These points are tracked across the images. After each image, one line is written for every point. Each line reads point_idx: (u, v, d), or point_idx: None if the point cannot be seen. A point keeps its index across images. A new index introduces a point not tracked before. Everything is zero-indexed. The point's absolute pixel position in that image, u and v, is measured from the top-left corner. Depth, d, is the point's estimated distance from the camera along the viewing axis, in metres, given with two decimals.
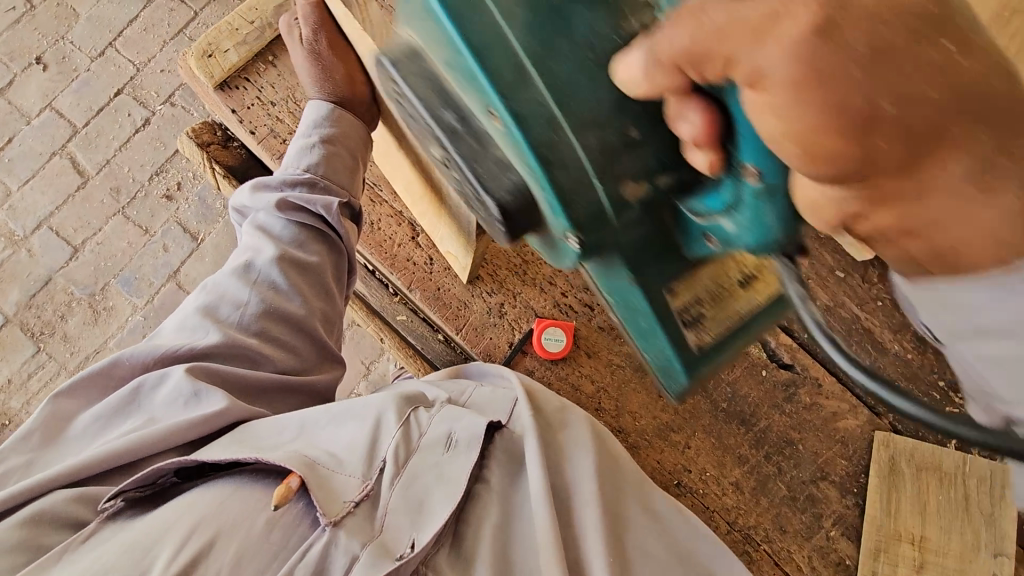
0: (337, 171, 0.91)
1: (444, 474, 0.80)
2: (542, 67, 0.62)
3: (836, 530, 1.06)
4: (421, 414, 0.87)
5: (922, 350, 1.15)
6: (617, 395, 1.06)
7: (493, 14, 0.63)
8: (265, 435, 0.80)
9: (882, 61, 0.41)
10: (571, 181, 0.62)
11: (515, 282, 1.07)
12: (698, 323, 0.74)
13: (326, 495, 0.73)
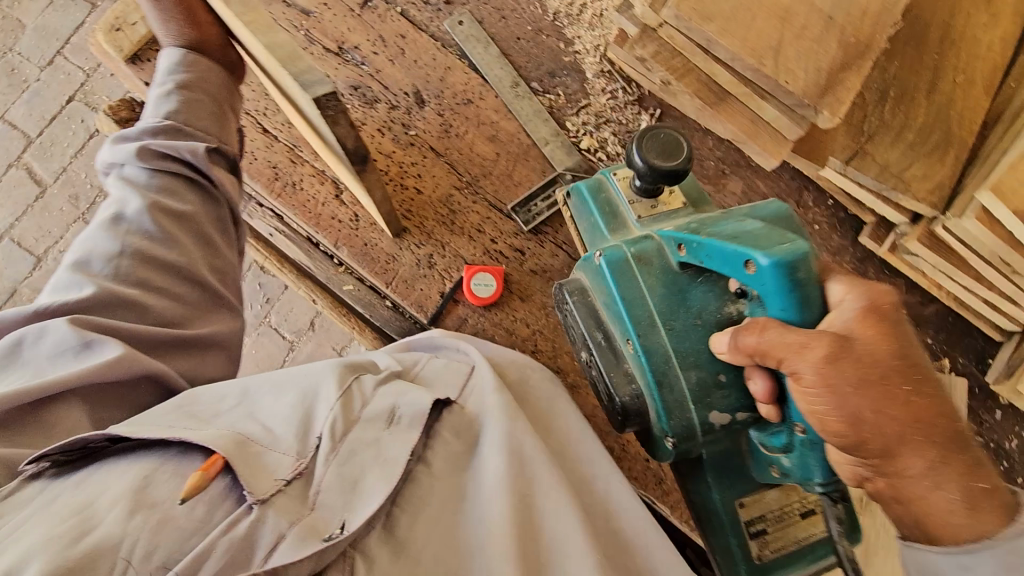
0: (199, 121, 0.87)
1: (382, 451, 0.62)
2: (668, 321, 0.74)
3: None
4: (366, 381, 0.68)
5: (861, 271, 1.15)
6: (554, 336, 1.05)
7: (641, 278, 0.76)
8: (208, 398, 0.65)
9: (873, 390, 0.58)
10: (675, 401, 0.72)
11: (444, 233, 1.07)
12: (761, 536, 0.79)
13: (249, 476, 0.56)
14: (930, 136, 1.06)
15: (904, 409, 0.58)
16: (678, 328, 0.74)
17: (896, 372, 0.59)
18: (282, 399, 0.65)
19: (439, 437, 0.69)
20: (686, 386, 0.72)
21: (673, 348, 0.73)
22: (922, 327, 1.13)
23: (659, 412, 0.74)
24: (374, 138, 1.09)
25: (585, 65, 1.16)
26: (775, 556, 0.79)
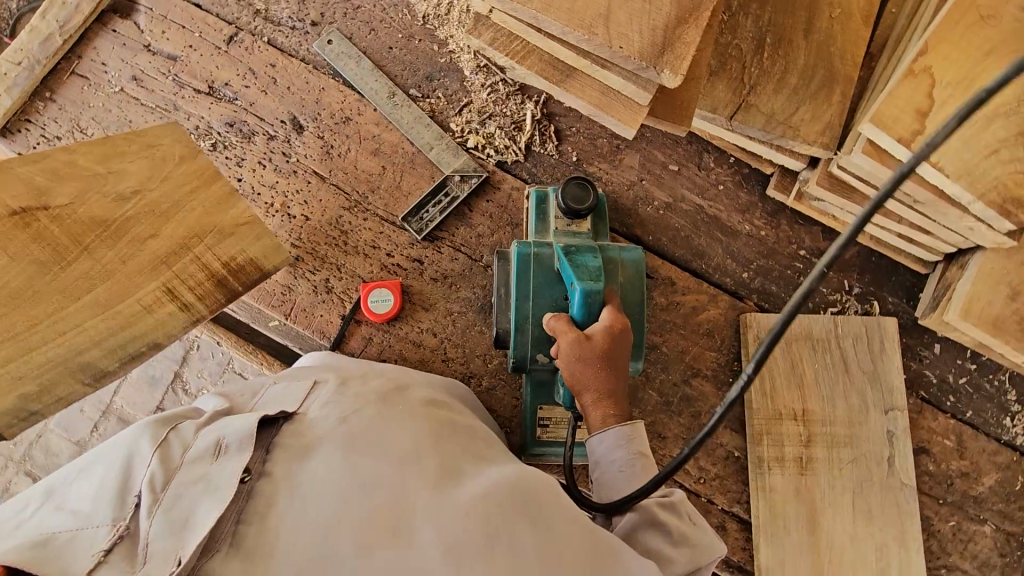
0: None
1: (213, 479, 0.57)
2: (545, 296, 0.91)
3: (718, 424, 1.03)
4: (185, 428, 0.62)
5: (774, 225, 1.11)
6: (462, 341, 1.04)
7: (541, 261, 0.92)
8: (3, 516, 0.56)
9: (586, 357, 0.80)
10: (522, 341, 0.91)
11: (338, 256, 1.06)
12: (545, 424, 0.98)
13: (58, 562, 0.49)
14: (814, 77, 1.01)
15: (600, 370, 0.81)
16: (546, 303, 0.91)
17: (611, 358, 0.81)
18: (92, 478, 0.58)
19: (280, 445, 0.65)
20: (531, 336, 0.91)
21: (535, 313, 0.91)
22: (845, 273, 1.08)
23: (512, 344, 0.93)
24: (256, 172, 1.09)
25: (462, 63, 1.13)
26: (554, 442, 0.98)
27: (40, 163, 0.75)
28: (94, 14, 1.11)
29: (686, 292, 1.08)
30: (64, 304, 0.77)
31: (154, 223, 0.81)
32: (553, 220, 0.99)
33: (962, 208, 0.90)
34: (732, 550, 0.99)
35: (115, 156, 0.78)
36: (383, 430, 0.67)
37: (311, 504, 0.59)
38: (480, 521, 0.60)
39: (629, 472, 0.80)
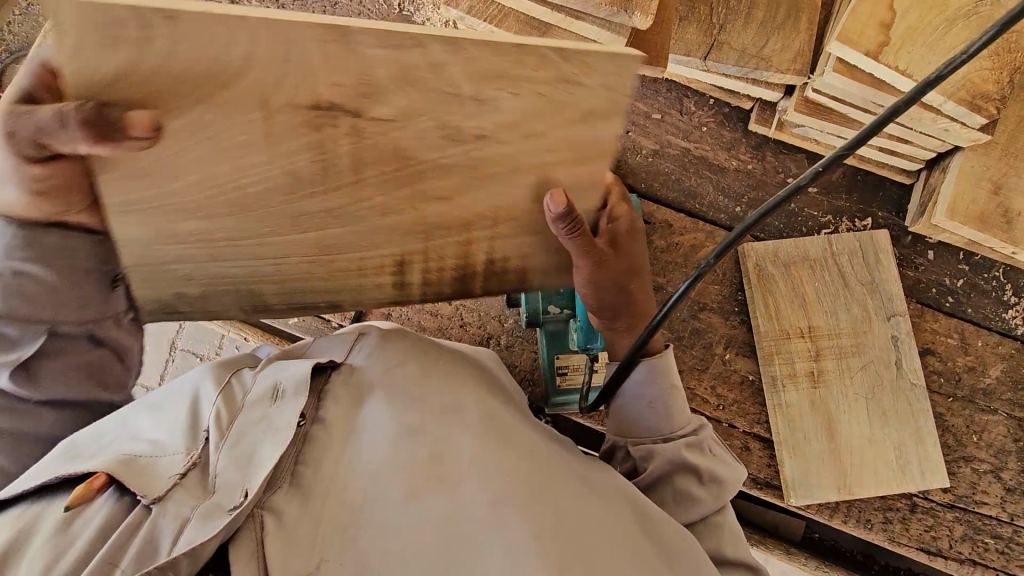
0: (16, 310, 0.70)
1: (276, 420, 0.65)
2: None
3: (730, 352, 1.07)
4: (245, 376, 0.72)
5: (759, 157, 1.15)
6: (476, 305, 1.08)
7: None
8: (87, 438, 0.67)
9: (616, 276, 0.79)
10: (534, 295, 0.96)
11: None
12: (563, 371, 1.02)
13: (142, 483, 0.59)
14: (779, 8, 1.05)
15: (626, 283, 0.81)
16: None
17: (630, 263, 0.82)
18: (165, 415, 0.69)
19: (331, 395, 0.71)
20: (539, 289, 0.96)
21: None
22: (834, 194, 1.13)
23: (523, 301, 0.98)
24: None
25: None
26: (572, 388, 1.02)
27: (461, 56, 0.55)
28: None
29: (684, 233, 1.13)
30: (281, 230, 0.67)
31: (461, 178, 0.65)
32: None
33: (936, 111, 0.94)
34: (758, 468, 1.03)
35: (504, 81, 0.57)
36: (427, 380, 0.73)
37: (364, 450, 0.66)
38: (520, 462, 0.67)
39: (655, 410, 0.82)
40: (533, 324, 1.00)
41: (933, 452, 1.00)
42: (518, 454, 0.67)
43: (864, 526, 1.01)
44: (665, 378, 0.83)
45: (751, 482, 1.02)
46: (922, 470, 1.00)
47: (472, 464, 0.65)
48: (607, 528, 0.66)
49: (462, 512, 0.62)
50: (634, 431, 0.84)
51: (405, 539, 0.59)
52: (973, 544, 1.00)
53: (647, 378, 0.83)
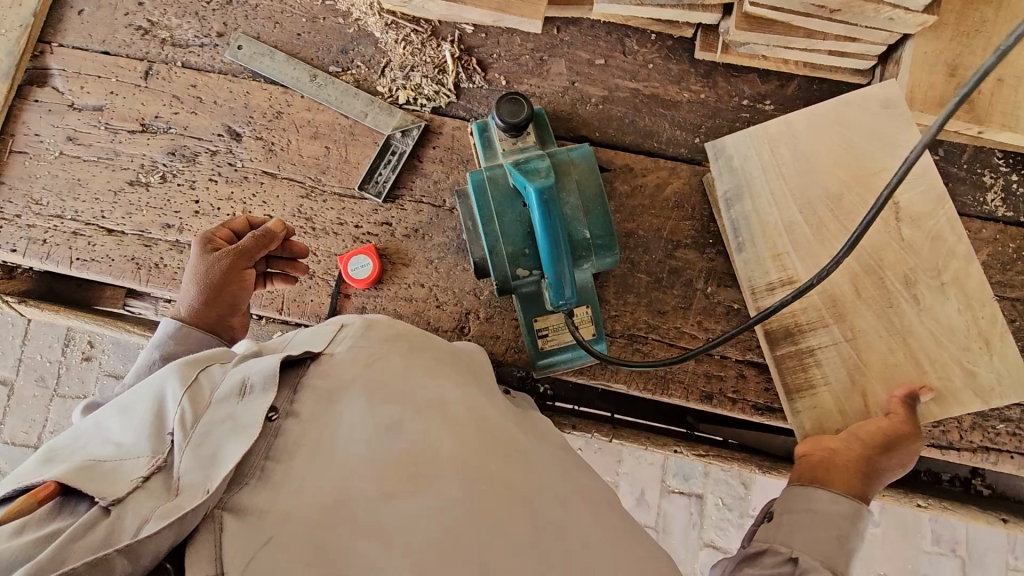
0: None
1: (242, 420, 0.70)
2: (510, 214, 0.93)
3: (711, 284, 1.07)
4: (215, 372, 0.78)
5: (710, 84, 1.13)
6: (450, 283, 1.07)
7: (501, 181, 0.94)
8: (62, 444, 0.72)
9: (894, 440, 0.90)
10: (503, 259, 0.94)
11: (311, 242, 1.09)
12: (543, 332, 1.00)
13: (102, 485, 0.63)
14: None
15: (895, 454, 0.90)
16: (510, 220, 0.93)
17: (902, 447, 0.90)
18: (132, 419, 0.73)
19: (309, 387, 0.77)
20: (505, 253, 0.93)
21: (504, 231, 0.93)
22: (791, 108, 1.12)
23: (490, 268, 0.95)
24: (210, 189, 1.11)
25: (371, 27, 1.15)
26: (558, 347, 1.00)
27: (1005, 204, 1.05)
28: (13, 89, 1.13)
29: (647, 172, 1.10)
30: (773, 253, 1.01)
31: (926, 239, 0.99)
32: (498, 144, 0.99)
33: (876, 3, 0.91)
34: (755, 394, 1.03)
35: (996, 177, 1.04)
36: (408, 383, 0.80)
37: (345, 444, 0.71)
38: (491, 459, 0.74)
39: (842, 546, 0.83)
40: (507, 292, 0.98)
41: (951, 353, 0.96)
42: (484, 455, 0.74)
43: None
44: (860, 534, 0.85)
45: (751, 409, 1.02)
46: (938, 375, 0.96)
47: (448, 459, 0.71)
48: (564, 521, 0.73)
49: (436, 503, 0.66)
50: (803, 548, 0.82)
51: (380, 530, 0.63)
52: (983, 431, 0.99)
53: (849, 513, 0.85)
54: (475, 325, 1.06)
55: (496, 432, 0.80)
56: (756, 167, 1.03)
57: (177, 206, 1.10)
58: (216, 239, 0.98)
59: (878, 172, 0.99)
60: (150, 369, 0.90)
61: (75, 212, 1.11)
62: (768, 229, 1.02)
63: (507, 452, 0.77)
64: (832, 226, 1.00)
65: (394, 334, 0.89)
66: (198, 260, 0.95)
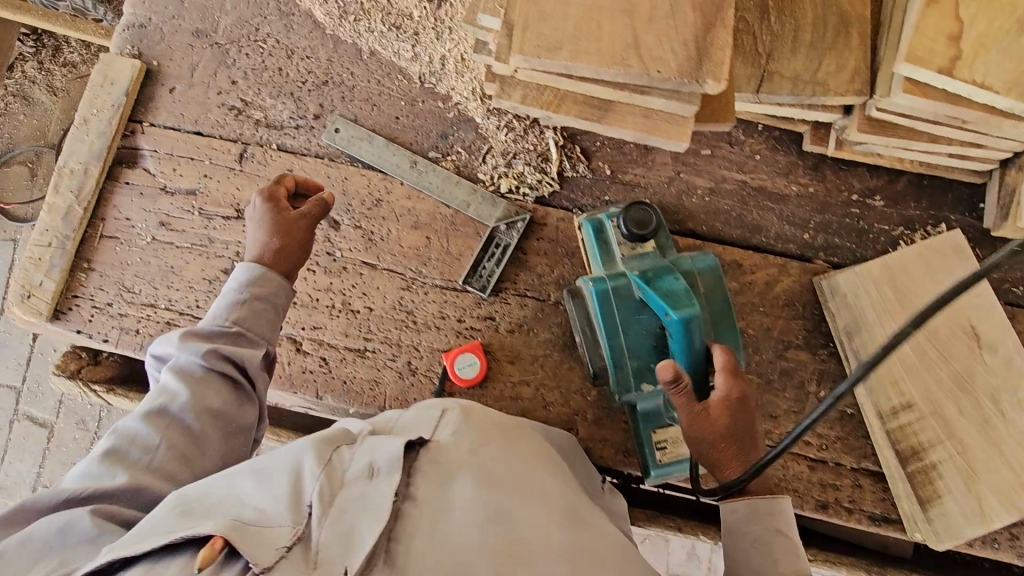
0: (265, 325, 0.89)
1: (369, 502, 0.65)
2: (635, 330, 0.91)
3: (824, 388, 1.05)
4: (344, 452, 0.72)
5: (819, 178, 1.11)
6: (557, 382, 1.04)
7: (625, 292, 0.92)
8: (196, 494, 0.66)
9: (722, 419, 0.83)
10: (627, 373, 0.91)
11: (412, 336, 1.06)
12: (660, 445, 0.96)
13: (258, 547, 0.59)
14: (827, 28, 1.01)
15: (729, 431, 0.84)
16: (635, 335, 0.91)
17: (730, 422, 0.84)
18: (268, 478, 0.67)
19: (421, 471, 0.73)
20: (631, 369, 0.91)
21: (630, 345, 0.91)
22: (901, 204, 1.10)
23: (612, 382, 0.93)
24: (307, 278, 1.07)
25: (471, 111, 1.13)
26: (673, 461, 0.96)
27: None
28: (103, 172, 1.10)
29: (757, 269, 1.08)
30: (886, 392, 0.98)
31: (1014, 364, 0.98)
32: (617, 249, 0.97)
33: (1017, 117, 0.90)
34: (872, 504, 1.00)
35: None
36: (510, 469, 0.77)
37: (457, 526, 0.67)
38: (600, 553, 0.70)
39: (770, 546, 0.79)
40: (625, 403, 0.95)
41: None
42: (592, 549, 0.70)
43: (993, 547, 0.97)
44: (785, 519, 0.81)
45: (868, 520, 0.99)
46: None
47: (561, 550, 0.68)
48: None
49: None
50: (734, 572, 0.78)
51: None
52: None
53: (756, 515, 0.82)
54: (583, 427, 1.03)
55: (593, 525, 0.75)
56: (864, 302, 1.00)
57: None
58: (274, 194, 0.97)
59: (970, 310, 0.99)
60: (236, 305, 0.88)
61: (169, 302, 1.07)
62: (882, 355, 0.99)
63: (610, 547, 0.73)
64: (939, 365, 0.97)
65: (491, 423, 0.86)
66: (265, 212, 0.95)
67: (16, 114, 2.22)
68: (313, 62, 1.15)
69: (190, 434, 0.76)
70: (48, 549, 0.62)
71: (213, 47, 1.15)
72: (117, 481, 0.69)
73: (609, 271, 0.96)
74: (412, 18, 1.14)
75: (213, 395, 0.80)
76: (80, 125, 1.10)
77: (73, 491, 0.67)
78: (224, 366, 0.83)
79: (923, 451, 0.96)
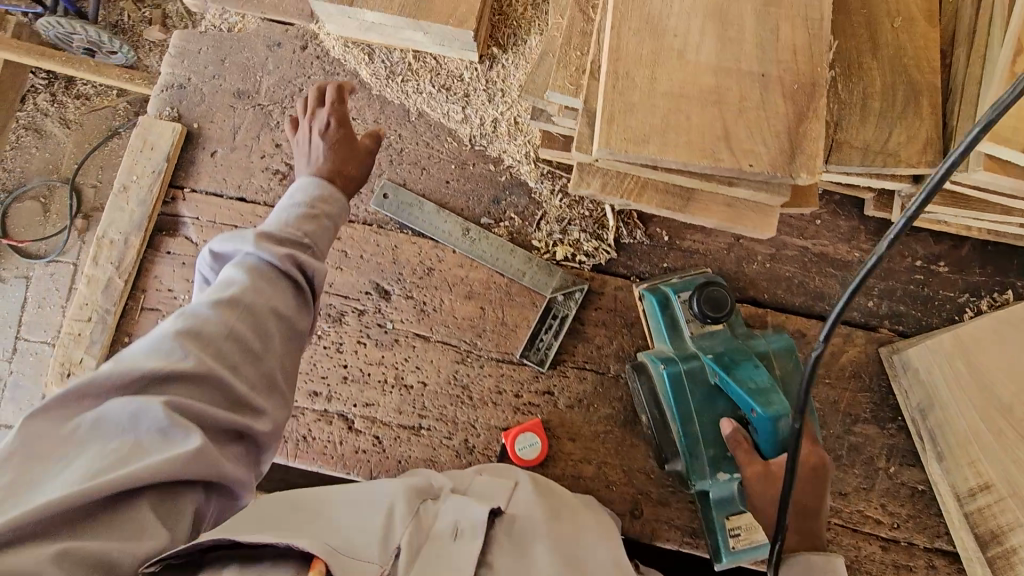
0: (327, 239, 0.80)
1: (453, 559, 0.68)
2: (710, 416, 0.88)
3: (894, 463, 1.02)
4: (429, 505, 0.76)
5: (882, 243, 1.08)
6: (620, 459, 1.01)
7: (697, 375, 0.89)
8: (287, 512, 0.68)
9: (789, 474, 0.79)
10: (702, 459, 0.88)
11: (468, 412, 1.02)
12: (734, 532, 0.91)
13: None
14: (896, 95, 0.98)
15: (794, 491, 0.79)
16: (710, 421, 0.88)
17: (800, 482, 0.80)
18: None
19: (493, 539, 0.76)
20: (706, 457, 0.88)
21: (705, 432, 0.88)
22: (966, 271, 1.07)
23: (685, 468, 0.89)
24: (358, 352, 1.04)
25: (524, 176, 1.09)
26: (748, 548, 0.91)
27: None
28: (144, 241, 1.06)
29: (821, 339, 1.05)
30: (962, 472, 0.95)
31: None
32: (686, 326, 0.93)
33: None
34: None
35: None
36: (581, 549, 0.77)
37: None
38: None
39: None
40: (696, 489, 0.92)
41: None
42: None
43: None
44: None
45: None
46: None
47: None
48: None
49: None
50: None
51: None
52: None
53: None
54: (648, 508, 0.99)
55: None
56: (935, 380, 0.97)
57: (323, 371, 1.03)
58: (333, 107, 0.92)
59: None
60: (303, 213, 0.78)
61: None
62: (957, 434, 0.95)
63: None
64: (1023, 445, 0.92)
65: (564, 497, 0.87)
66: (329, 137, 0.89)
67: (29, 147, 1.82)
68: (360, 124, 1.11)
69: (259, 330, 0.67)
70: (115, 434, 0.57)
71: (256, 108, 1.11)
72: (183, 365, 0.61)
73: (677, 350, 0.93)
74: (462, 79, 1.10)
75: (280, 297, 0.70)
76: (120, 193, 1.06)
77: (138, 369, 0.59)
78: (293, 273, 0.72)
79: (1003, 535, 0.91)
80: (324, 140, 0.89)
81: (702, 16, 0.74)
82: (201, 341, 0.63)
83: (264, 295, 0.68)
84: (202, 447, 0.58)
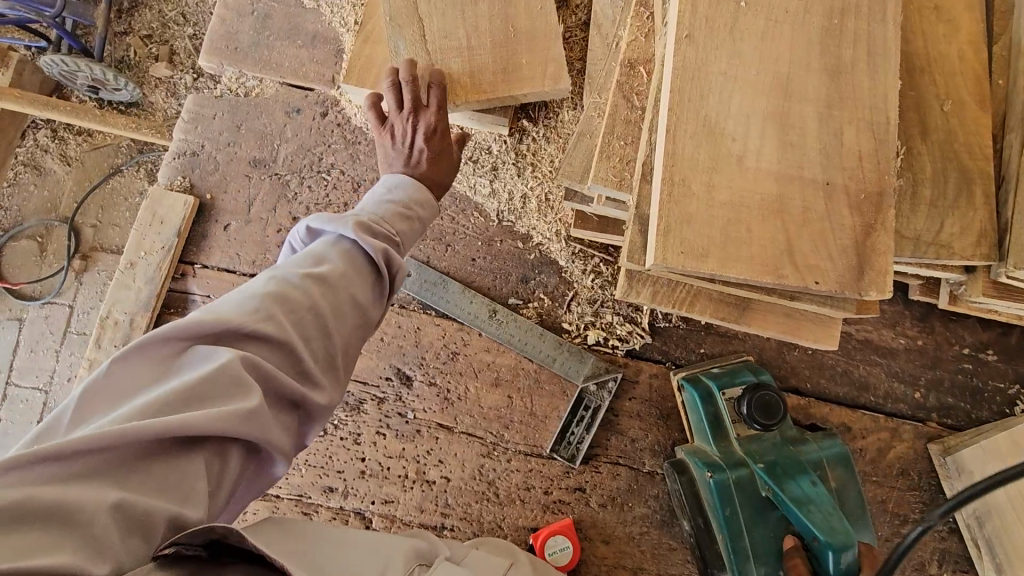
0: (410, 235, 0.74)
1: None
2: (761, 532, 0.81)
3: (945, 569, 0.96)
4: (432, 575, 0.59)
5: (928, 330, 1.03)
6: (656, 565, 0.94)
7: (747, 486, 0.83)
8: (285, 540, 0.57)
9: None
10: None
11: (494, 510, 0.96)
12: None
13: None
14: (947, 183, 0.92)
15: None
16: (761, 538, 0.81)
17: None
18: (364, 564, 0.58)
19: None
20: None
21: (758, 549, 0.81)
22: (1019, 360, 1.01)
23: None
24: (378, 444, 0.98)
25: (554, 253, 1.03)
26: None
27: None
28: (151, 322, 1.01)
29: (866, 434, 1.00)
30: None
31: None
32: (732, 427, 0.88)
33: None
34: None
35: None
36: None
37: None
38: None
39: None
40: None
41: None
42: None
43: None
44: None
45: None
46: None
47: None
48: None
49: None
50: None
51: None
52: None
53: None
54: None
55: None
56: (995, 486, 0.90)
57: (340, 464, 0.98)
58: (426, 113, 0.85)
59: None
60: (391, 208, 0.73)
61: None
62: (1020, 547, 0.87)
63: None
64: None
65: None
66: (425, 143, 0.83)
67: (26, 185, 1.69)
68: None
69: (334, 310, 0.61)
70: (179, 376, 0.52)
71: (272, 178, 1.06)
72: (259, 326, 0.56)
73: (722, 453, 0.87)
74: (490, 151, 1.05)
75: (361, 285, 0.64)
76: (127, 270, 1.01)
77: (218, 319, 0.55)
78: (380, 267, 0.66)
79: None
80: (428, 146, 0.83)
81: (763, 117, 0.70)
82: (282, 307, 0.58)
83: (345, 282, 0.63)
84: (258, 408, 0.52)
